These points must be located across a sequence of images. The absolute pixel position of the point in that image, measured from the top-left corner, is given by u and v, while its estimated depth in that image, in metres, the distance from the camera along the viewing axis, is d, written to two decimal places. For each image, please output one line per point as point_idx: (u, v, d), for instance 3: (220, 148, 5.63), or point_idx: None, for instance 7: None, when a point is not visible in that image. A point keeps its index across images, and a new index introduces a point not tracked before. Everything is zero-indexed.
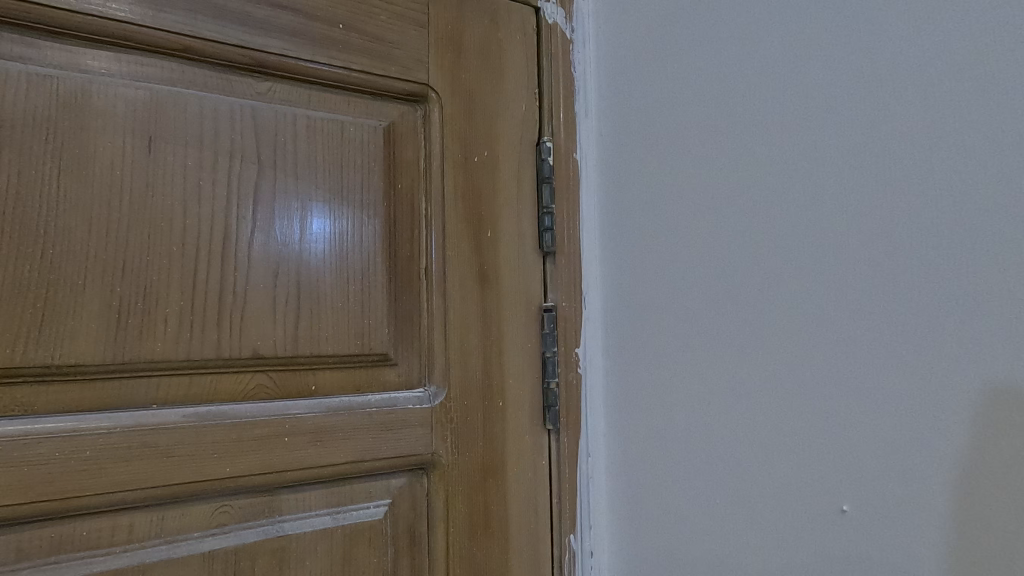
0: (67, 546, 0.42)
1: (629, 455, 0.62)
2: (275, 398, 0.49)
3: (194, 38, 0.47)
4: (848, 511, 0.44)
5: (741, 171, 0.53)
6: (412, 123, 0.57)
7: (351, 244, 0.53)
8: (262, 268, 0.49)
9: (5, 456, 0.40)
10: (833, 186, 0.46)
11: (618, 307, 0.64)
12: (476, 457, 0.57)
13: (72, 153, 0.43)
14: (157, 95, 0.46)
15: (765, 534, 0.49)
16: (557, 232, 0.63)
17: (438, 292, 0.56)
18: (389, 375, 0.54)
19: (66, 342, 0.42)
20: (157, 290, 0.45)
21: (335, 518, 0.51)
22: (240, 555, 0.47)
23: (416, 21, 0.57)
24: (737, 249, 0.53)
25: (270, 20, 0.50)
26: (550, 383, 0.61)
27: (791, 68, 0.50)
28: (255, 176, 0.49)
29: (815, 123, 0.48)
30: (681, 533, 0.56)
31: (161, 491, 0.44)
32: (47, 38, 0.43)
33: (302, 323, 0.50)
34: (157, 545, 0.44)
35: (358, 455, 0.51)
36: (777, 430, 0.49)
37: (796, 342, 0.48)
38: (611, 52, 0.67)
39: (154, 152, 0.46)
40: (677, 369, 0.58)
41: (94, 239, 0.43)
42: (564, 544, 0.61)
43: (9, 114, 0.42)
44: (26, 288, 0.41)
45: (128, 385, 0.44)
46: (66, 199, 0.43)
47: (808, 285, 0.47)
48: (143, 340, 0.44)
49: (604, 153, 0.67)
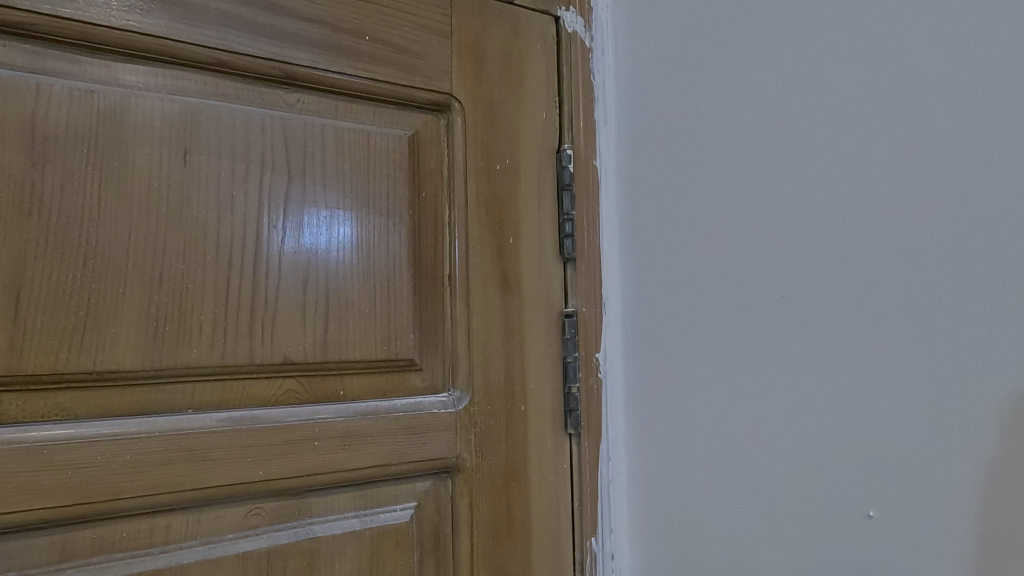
0: (108, 547, 0.43)
1: (650, 459, 0.63)
2: (305, 402, 0.50)
3: (227, 52, 0.49)
4: (873, 516, 0.45)
5: (763, 177, 0.54)
6: (436, 132, 0.58)
7: (378, 251, 0.54)
8: (292, 276, 0.50)
9: (50, 460, 0.41)
10: (856, 193, 0.47)
11: (638, 312, 0.65)
12: (499, 460, 0.57)
13: (113, 165, 0.45)
14: (192, 107, 0.48)
15: (789, 539, 0.50)
16: (577, 239, 0.64)
17: (462, 298, 0.57)
18: (414, 380, 0.55)
19: (107, 349, 0.44)
20: (193, 298, 0.47)
21: (363, 520, 0.52)
22: (273, 556, 0.48)
23: (439, 32, 0.58)
24: (758, 255, 0.53)
25: (299, 33, 0.51)
26: (571, 387, 0.62)
27: (813, 76, 0.50)
28: (286, 186, 0.51)
29: (838, 131, 0.48)
30: (703, 535, 0.57)
31: (197, 494, 0.45)
32: (87, 54, 0.45)
33: (330, 329, 0.51)
34: (194, 546, 0.45)
35: (385, 458, 0.52)
36: (800, 435, 0.49)
37: (819, 348, 0.48)
38: (630, 60, 0.68)
39: (190, 163, 0.47)
40: (698, 374, 0.58)
41: (134, 248, 0.45)
42: (586, 547, 0.62)
43: (53, 127, 0.43)
44: (69, 296, 0.43)
45: (166, 390, 0.45)
46: (106, 210, 0.44)
47: (831, 291, 0.48)
48: (179, 347, 0.46)
49: (623, 159, 0.68)
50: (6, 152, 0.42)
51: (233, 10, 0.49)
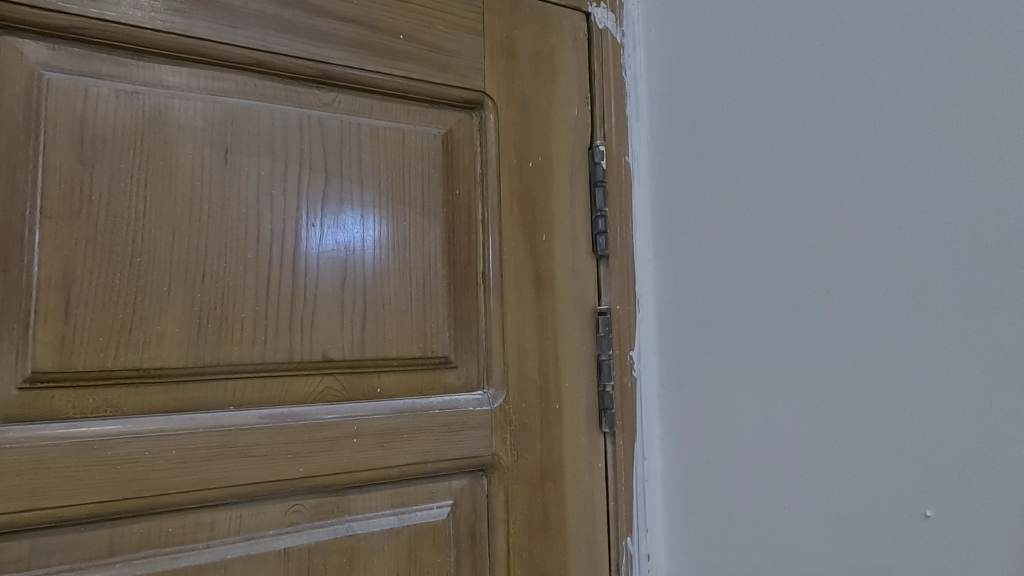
0: (154, 542, 0.43)
1: (686, 459, 0.62)
2: (343, 400, 0.50)
3: (267, 53, 0.49)
4: (931, 516, 0.43)
5: (802, 171, 0.52)
6: (469, 130, 0.58)
7: (414, 249, 0.54)
8: (331, 276, 0.50)
9: (99, 455, 0.42)
10: (908, 183, 0.45)
11: (673, 310, 0.64)
12: (534, 459, 0.57)
13: (157, 165, 0.45)
14: (232, 108, 0.48)
15: (837, 541, 0.48)
16: (610, 236, 0.63)
17: (496, 296, 0.57)
18: (449, 378, 0.55)
19: (153, 345, 0.44)
20: (235, 296, 0.47)
21: (401, 518, 0.52)
22: (313, 553, 0.48)
23: (472, 30, 0.58)
24: (799, 249, 0.52)
25: (335, 32, 0.52)
26: (605, 386, 0.61)
27: (859, 67, 0.49)
28: (323, 185, 0.51)
29: (886, 122, 0.47)
30: (744, 536, 0.55)
31: (240, 490, 0.45)
32: (132, 56, 0.46)
33: (368, 327, 0.51)
34: (237, 542, 0.46)
35: (422, 456, 0.52)
36: (845, 434, 0.48)
37: (868, 343, 0.47)
38: (662, 55, 0.67)
39: (230, 163, 0.48)
40: (737, 372, 0.57)
41: (178, 246, 0.45)
42: (622, 547, 0.61)
43: (101, 128, 0.44)
44: (117, 295, 0.43)
45: (208, 387, 0.46)
46: (150, 209, 0.45)
47: (879, 284, 0.46)
48: (222, 344, 0.46)
49: (656, 156, 0.67)
50: (57, 153, 0.43)
51: (271, 11, 0.49)
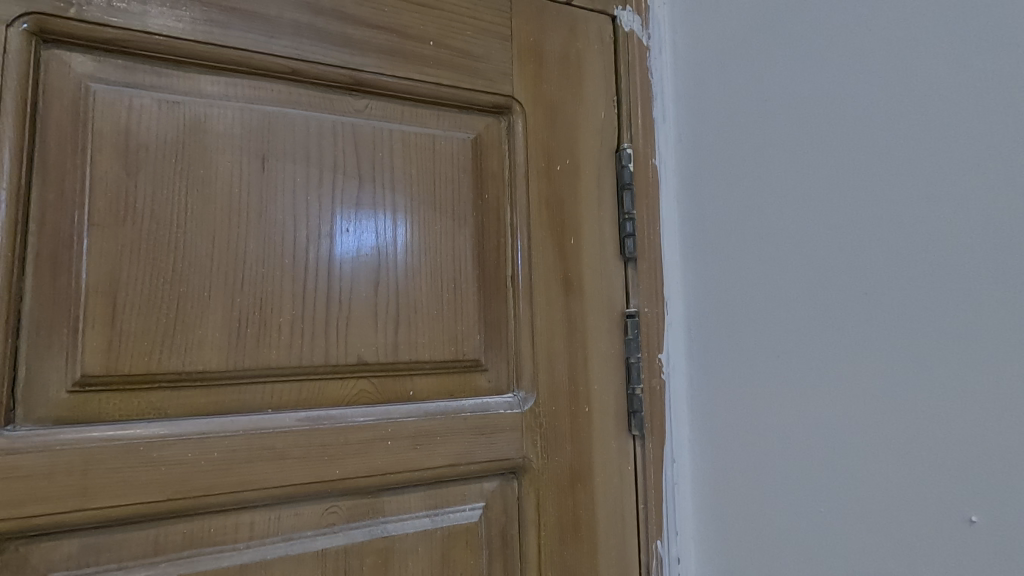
0: (197, 542, 0.44)
1: (717, 462, 0.61)
2: (377, 402, 0.51)
3: (302, 61, 0.50)
4: (976, 522, 0.42)
5: (834, 171, 0.52)
6: (497, 134, 0.58)
7: (444, 253, 0.55)
8: (365, 280, 0.51)
9: (144, 457, 0.43)
10: (950, 183, 0.44)
11: (703, 313, 0.64)
12: (564, 461, 0.57)
13: (197, 172, 0.46)
14: (269, 116, 0.49)
15: (876, 544, 0.48)
16: (638, 238, 0.63)
17: (525, 299, 0.57)
18: (480, 381, 0.55)
19: (195, 349, 0.45)
20: (273, 300, 0.48)
21: (434, 520, 0.52)
22: (350, 553, 0.49)
23: (500, 35, 0.59)
24: (833, 250, 0.51)
25: (366, 40, 0.53)
26: (635, 388, 0.61)
27: (892, 66, 0.48)
28: (357, 190, 0.52)
29: (922, 120, 0.46)
30: (777, 538, 0.55)
31: (279, 491, 0.46)
32: (173, 67, 0.47)
33: (401, 330, 0.52)
34: (276, 542, 0.47)
35: (454, 458, 0.53)
36: (884, 438, 0.47)
37: (906, 345, 0.46)
38: (688, 57, 0.67)
39: (267, 170, 0.49)
40: (768, 375, 0.56)
41: (218, 253, 0.46)
42: (652, 550, 0.61)
43: (144, 138, 0.45)
44: (160, 301, 0.45)
45: (247, 390, 0.47)
46: (190, 217, 0.46)
47: (919, 285, 0.46)
48: (260, 347, 0.47)
49: (682, 158, 0.67)
50: (102, 163, 0.44)
51: (306, 20, 0.50)
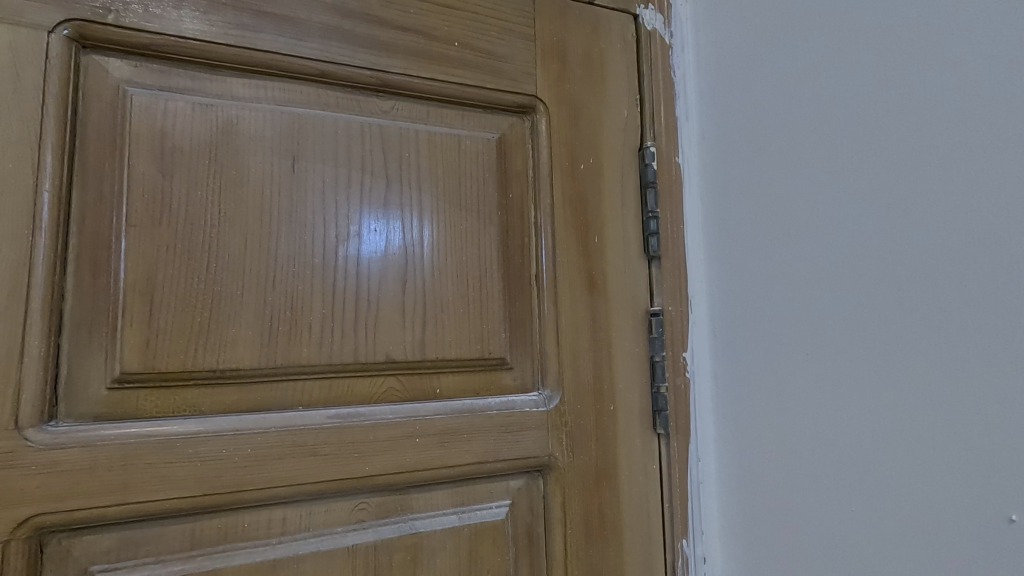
0: (232, 537, 0.45)
1: (743, 462, 0.61)
2: (405, 400, 0.51)
3: (330, 63, 0.51)
4: (1017, 521, 0.41)
5: (862, 167, 0.51)
6: (521, 134, 0.59)
7: (470, 253, 0.55)
8: (393, 279, 0.52)
9: (181, 453, 0.43)
10: (984, 176, 0.44)
11: (728, 311, 0.63)
12: (589, 460, 0.57)
13: (230, 173, 0.47)
14: (299, 117, 0.50)
15: (909, 544, 0.47)
16: (661, 237, 0.63)
17: (550, 297, 0.57)
18: (506, 379, 0.56)
19: (228, 347, 0.46)
20: (303, 299, 0.49)
21: (461, 517, 0.53)
22: (379, 549, 0.49)
23: (523, 35, 0.59)
24: (862, 247, 0.51)
25: (393, 41, 0.53)
26: (659, 387, 0.61)
27: (922, 59, 0.48)
28: (384, 191, 0.52)
29: (954, 114, 0.45)
30: (806, 538, 0.54)
31: (311, 488, 0.47)
32: (206, 70, 0.48)
33: (428, 329, 0.53)
34: (307, 538, 0.47)
35: (481, 456, 0.53)
36: (917, 436, 0.47)
37: (940, 341, 0.46)
38: (711, 54, 0.67)
39: (297, 170, 0.49)
40: (796, 374, 0.56)
41: (249, 252, 0.47)
42: (677, 549, 0.61)
43: (179, 140, 0.46)
44: (195, 299, 0.45)
45: (278, 387, 0.47)
46: (224, 217, 0.47)
47: (953, 280, 0.45)
48: (291, 346, 0.48)
49: (706, 157, 0.67)
50: (140, 165, 0.45)
51: (334, 23, 0.51)
